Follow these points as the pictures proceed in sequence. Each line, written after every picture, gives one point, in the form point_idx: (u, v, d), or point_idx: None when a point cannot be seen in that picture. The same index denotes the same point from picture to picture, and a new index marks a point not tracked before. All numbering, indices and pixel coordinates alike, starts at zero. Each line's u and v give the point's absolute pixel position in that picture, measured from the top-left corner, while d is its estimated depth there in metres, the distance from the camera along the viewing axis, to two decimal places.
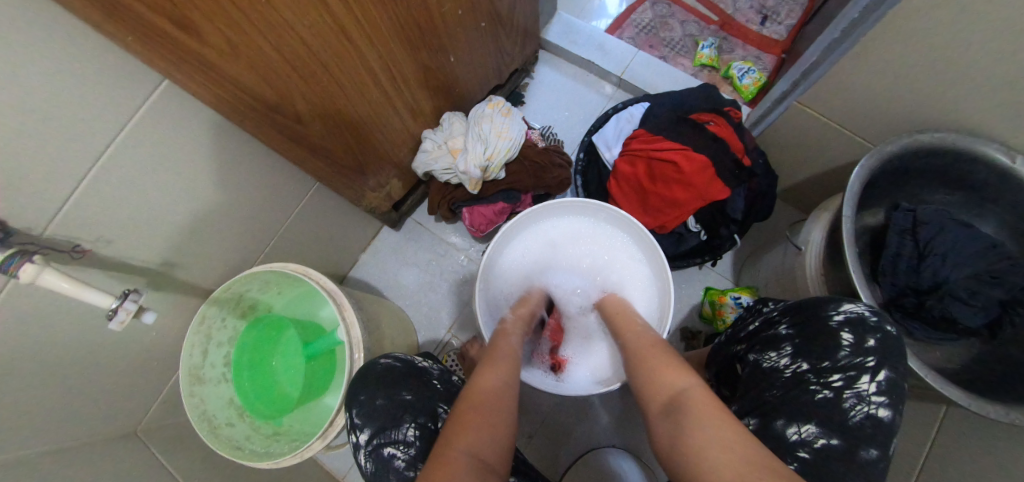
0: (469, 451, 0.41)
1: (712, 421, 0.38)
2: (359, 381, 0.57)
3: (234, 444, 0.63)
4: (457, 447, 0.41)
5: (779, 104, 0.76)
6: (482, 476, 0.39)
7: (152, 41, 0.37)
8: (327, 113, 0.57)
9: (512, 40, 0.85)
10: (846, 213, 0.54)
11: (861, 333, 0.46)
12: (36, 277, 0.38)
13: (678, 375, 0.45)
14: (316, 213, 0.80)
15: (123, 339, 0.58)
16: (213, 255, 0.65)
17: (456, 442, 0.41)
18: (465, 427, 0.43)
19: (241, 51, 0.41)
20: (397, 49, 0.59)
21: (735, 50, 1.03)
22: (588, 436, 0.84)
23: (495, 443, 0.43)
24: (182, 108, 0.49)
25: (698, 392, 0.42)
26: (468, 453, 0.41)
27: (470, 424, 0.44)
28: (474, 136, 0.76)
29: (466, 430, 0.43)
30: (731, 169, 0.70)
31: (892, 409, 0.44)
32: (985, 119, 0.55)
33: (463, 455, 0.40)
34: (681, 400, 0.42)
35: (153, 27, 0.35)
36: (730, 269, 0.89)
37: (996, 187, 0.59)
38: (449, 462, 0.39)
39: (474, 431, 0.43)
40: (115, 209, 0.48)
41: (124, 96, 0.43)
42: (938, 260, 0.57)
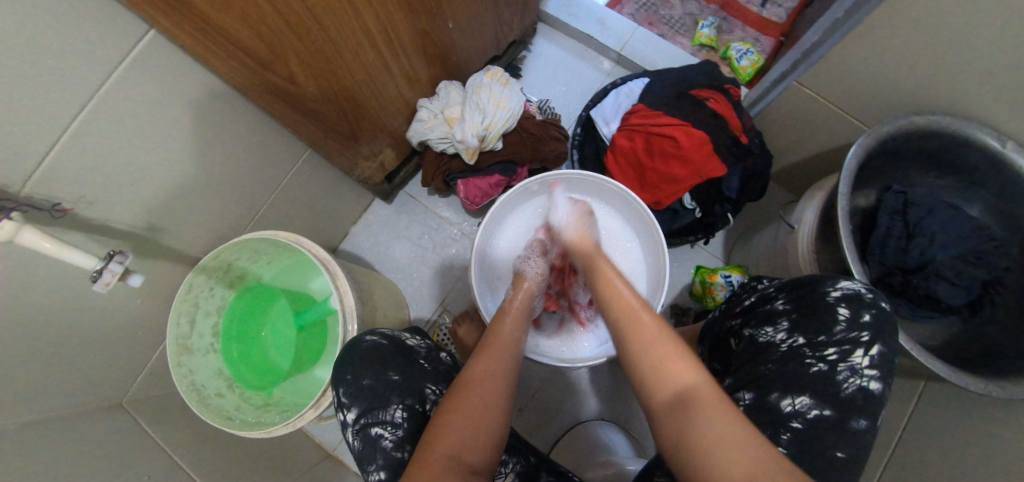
0: (452, 454, 0.42)
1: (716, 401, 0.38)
2: (346, 358, 0.55)
3: (224, 414, 0.63)
4: (439, 449, 0.42)
5: (777, 85, 0.76)
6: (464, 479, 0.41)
7: None
8: (322, 76, 0.55)
9: (511, 10, 0.82)
10: (842, 192, 0.55)
11: (856, 308, 0.47)
12: (14, 235, 0.36)
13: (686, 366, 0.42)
14: (306, 182, 0.78)
15: (105, 305, 0.55)
16: (200, 223, 0.63)
17: (437, 446, 0.42)
18: (449, 430, 0.43)
19: (234, 3, 0.39)
20: (395, 11, 0.57)
21: (734, 31, 1.02)
22: (578, 410, 0.86)
23: (479, 448, 0.44)
24: (169, 63, 0.46)
25: (707, 391, 0.39)
26: (449, 456, 0.42)
27: (454, 429, 0.43)
28: (472, 105, 0.74)
29: (444, 433, 0.43)
30: (728, 145, 0.70)
31: (882, 382, 0.45)
32: (980, 103, 0.56)
33: (445, 456, 0.42)
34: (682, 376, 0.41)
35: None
36: (722, 248, 0.90)
37: (983, 171, 0.61)
38: (432, 464, 0.41)
39: (456, 432, 0.43)
40: (96, 169, 0.46)
41: (107, 45, 0.40)
42: (926, 241, 0.59)
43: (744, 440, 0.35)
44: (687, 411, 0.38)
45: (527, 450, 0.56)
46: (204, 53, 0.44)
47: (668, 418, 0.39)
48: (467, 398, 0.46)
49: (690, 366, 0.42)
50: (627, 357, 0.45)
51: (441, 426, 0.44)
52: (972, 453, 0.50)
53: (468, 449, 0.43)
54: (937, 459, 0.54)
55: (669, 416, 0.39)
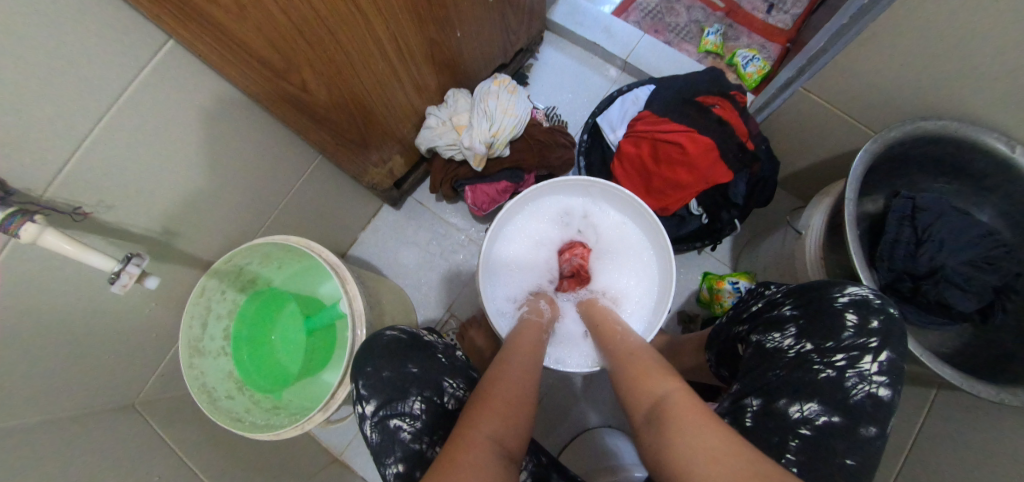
0: (497, 436, 0.40)
1: (688, 409, 0.39)
2: (366, 350, 0.56)
3: (233, 416, 0.64)
4: (480, 432, 0.39)
5: (784, 91, 0.76)
6: (506, 464, 0.38)
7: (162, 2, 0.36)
8: (333, 85, 0.56)
9: (519, 19, 0.84)
10: (848, 198, 0.55)
11: (865, 314, 0.47)
12: (37, 237, 0.38)
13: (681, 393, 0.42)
14: (316, 188, 0.79)
15: (121, 307, 0.57)
16: (213, 227, 0.64)
17: (479, 428, 0.40)
18: (489, 414, 0.41)
19: (250, 12, 0.40)
20: (405, 22, 0.58)
21: (740, 38, 1.02)
22: (585, 416, 0.86)
23: (517, 432, 0.42)
24: (187, 72, 0.48)
25: (679, 399, 0.41)
26: (493, 440, 0.39)
27: (495, 412, 0.42)
28: (480, 112, 0.76)
29: (485, 417, 0.41)
30: (735, 152, 0.70)
31: (892, 389, 0.45)
32: (990, 108, 0.56)
33: (488, 440, 0.39)
34: (657, 389, 0.44)
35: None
36: (729, 255, 0.89)
37: (993, 176, 0.60)
38: (477, 446, 0.38)
39: (496, 415, 0.42)
40: (115, 174, 0.47)
41: (128, 55, 0.42)
42: (936, 247, 0.59)
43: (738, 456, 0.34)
44: (662, 418, 0.40)
45: (539, 450, 0.56)
46: (222, 65, 0.46)
47: (647, 435, 0.40)
48: (495, 388, 0.45)
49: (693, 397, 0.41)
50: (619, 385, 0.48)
51: (478, 411, 0.42)
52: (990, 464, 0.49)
53: (507, 433, 0.41)
54: (952, 469, 0.53)
55: (647, 430, 0.40)
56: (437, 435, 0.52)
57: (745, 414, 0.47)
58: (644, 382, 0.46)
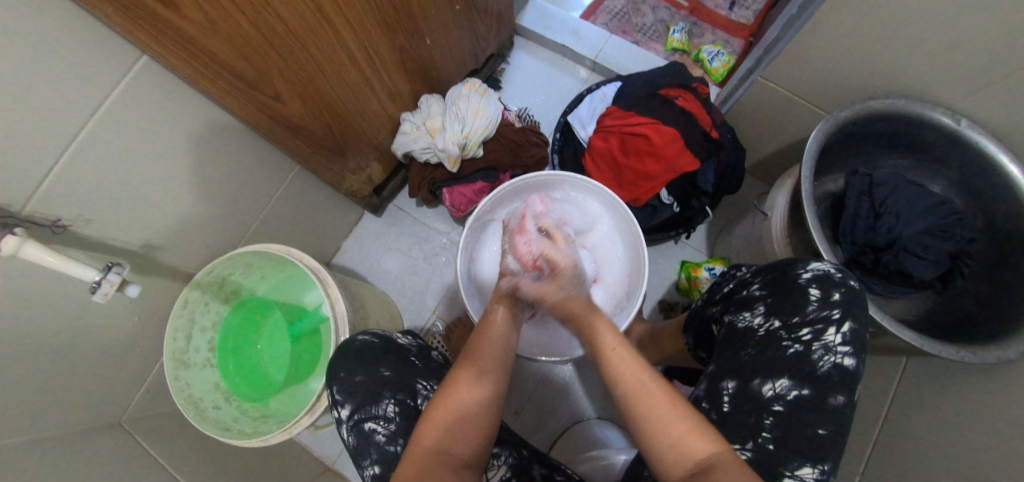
0: (442, 449, 0.43)
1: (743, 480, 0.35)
2: (338, 357, 0.57)
3: (222, 425, 0.64)
4: (428, 446, 0.43)
5: (745, 81, 0.79)
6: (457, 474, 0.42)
7: (131, 16, 0.38)
8: (306, 94, 0.58)
9: (487, 25, 0.87)
10: (805, 175, 0.58)
11: (827, 288, 0.48)
12: (17, 249, 0.39)
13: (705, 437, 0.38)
14: (296, 198, 0.80)
15: (103, 322, 0.57)
16: (194, 240, 0.65)
17: (421, 440, 0.44)
18: (437, 424, 0.45)
19: (219, 25, 0.42)
20: (374, 31, 0.61)
21: (704, 35, 1.06)
22: (573, 410, 0.87)
23: (467, 439, 0.45)
24: (161, 87, 0.49)
25: (727, 462, 0.36)
26: (438, 451, 0.43)
27: (442, 420, 0.45)
28: (452, 115, 0.78)
29: (432, 426, 0.44)
30: (699, 140, 0.72)
31: (856, 358, 0.46)
32: (932, 84, 0.59)
33: (435, 451, 0.43)
34: (698, 446, 0.38)
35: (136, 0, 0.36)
36: (705, 242, 0.92)
37: (943, 148, 0.63)
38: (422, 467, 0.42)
39: (444, 429, 0.44)
40: (93, 188, 0.48)
41: (100, 73, 0.43)
42: (893, 218, 0.61)
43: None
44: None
45: (520, 443, 0.56)
46: (194, 78, 0.47)
47: None
48: (455, 394, 0.47)
49: (710, 437, 0.38)
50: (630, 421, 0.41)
51: (434, 417, 0.45)
52: (959, 425, 0.51)
53: (454, 442, 0.44)
54: (924, 432, 0.54)
55: None
56: (409, 435, 0.52)
57: (722, 396, 0.48)
58: (666, 420, 0.39)
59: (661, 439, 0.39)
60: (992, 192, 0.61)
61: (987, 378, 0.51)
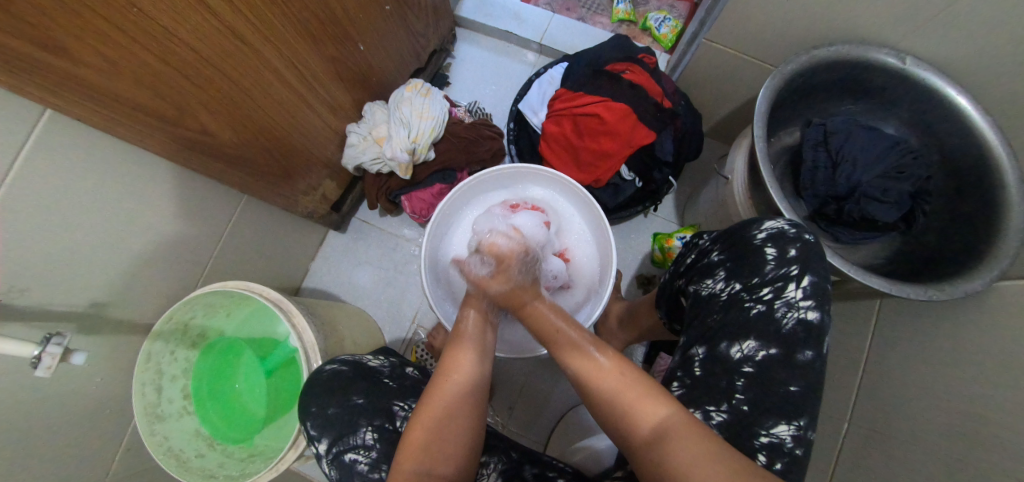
0: (422, 471, 0.42)
1: (694, 440, 0.36)
2: (307, 392, 0.55)
3: (207, 473, 0.62)
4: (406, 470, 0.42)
5: (693, 45, 0.78)
6: None
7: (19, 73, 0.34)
8: (237, 121, 0.55)
9: (423, 21, 0.84)
10: (756, 136, 0.58)
11: (782, 245, 0.48)
12: None
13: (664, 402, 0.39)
14: (251, 228, 0.78)
15: (62, 389, 0.55)
16: (145, 289, 0.62)
17: (400, 464, 0.43)
18: (415, 450, 0.43)
19: (118, 64, 0.39)
20: (298, 45, 0.57)
21: (649, 2, 1.04)
22: (567, 396, 0.87)
23: (446, 455, 0.44)
24: (71, 136, 0.46)
25: (680, 424, 0.37)
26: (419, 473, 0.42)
27: (419, 441, 0.43)
28: (396, 120, 0.75)
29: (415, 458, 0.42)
30: (652, 111, 0.71)
31: (820, 310, 0.46)
32: (873, 26, 0.58)
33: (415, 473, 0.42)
34: (655, 413, 0.38)
35: (24, 57, 0.33)
36: (674, 212, 0.91)
37: (892, 89, 0.63)
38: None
39: (423, 447, 0.43)
40: (19, 257, 0.45)
41: (1, 135, 0.40)
42: (849, 166, 0.61)
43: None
44: (668, 447, 0.36)
45: (507, 446, 0.56)
46: (105, 125, 0.44)
47: (647, 457, 0.37)
48: (434, 411, 0.45)
49: (665, 402, 0.39)
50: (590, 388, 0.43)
51: (412, 445, 0.43)
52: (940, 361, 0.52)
53: (434, 460, 0.43)
54: (906, 372, 0.55)
55: (648, 454, 0.37)
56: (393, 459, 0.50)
57: (694, 364, 0.48)
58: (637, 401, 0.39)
59: (628, 416, 0.39)
60: (942, 125, 0.61)
61: (971, 314, 0.51)
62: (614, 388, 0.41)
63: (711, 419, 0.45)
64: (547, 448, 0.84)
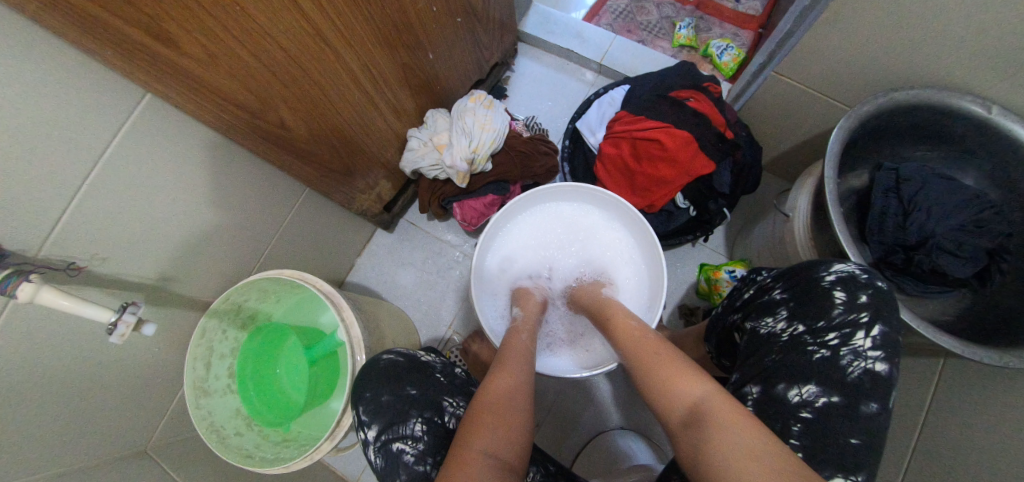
0: (490, 453, 0.40)
1: (731, 413, 0.37)
2: (363, 377, 0.57)
3: (244, 452, 0.64)
4: (474, 447, 0.40)
5: (758, 77, 0.76)
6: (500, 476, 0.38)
7: (111, 40, 0.35)
8: (313, 119, 0.57)
9: (489, 34, 0.86)
10: (828, 176, 0.56)
11: (853, 290, 0.47)
12: (33, 295, 0.38)
13: (693, 379, 0.42)
14: (308, 220, 0.80)
15: (124, 355, 0.58)
16: (209, 269, 0.65)
17: (472, 444, 0.40)
18: (484, 429, 0.42)
19: (215, 56, 0.41)
20: (375, 49, 0.59)
21: (712, 29, 1.03)
22: (596, 420, 0.85)
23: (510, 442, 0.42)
24: (168, 122, 0.49)
25: (717, 401, 0.39)
26: (484, 453, 0.39)
27: (487, 425, 0.42)
28: (458, 129, 0.77)
29: (480, 434, 0.41)
30: (714, 141, 0.70)
31: (888, 363, 0.44)
32: (961, 73, 0.56)
33: (480, 453, 0.39)
34: (690, 390, 0.41)
35: (116, 28, 0.34)
36: (723, 244, 0.89)
37: (975, 139, 0.60)
38: (471, 461, 0.38)
39: (489, 430, 0.42)
40: (106, 229, 0.48)
41: (108, 115, 0.43)
42: (924, 215, 0.57)
43: (759, 459, 0.33)
44: (703, 423, 0.38)
45: (546, 459, 0.55)
46: (195, 112, 0.46)
47: (687, 437, 0.38)
48: (492, 397, 0.45)
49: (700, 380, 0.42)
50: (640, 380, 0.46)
51: (477, 426, 0.42)
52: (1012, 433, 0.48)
53: (500, 445, 0.41)
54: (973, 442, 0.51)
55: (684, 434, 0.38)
56: (440, 454, 0.51)
57: (747, 403, 0.46)
58: (675, 380, 0.43)
59: (667, 392, 0.42)
60: None
61: None
62: (657, 375, 0.44)
63: None
64: (572, 470, 0.82)
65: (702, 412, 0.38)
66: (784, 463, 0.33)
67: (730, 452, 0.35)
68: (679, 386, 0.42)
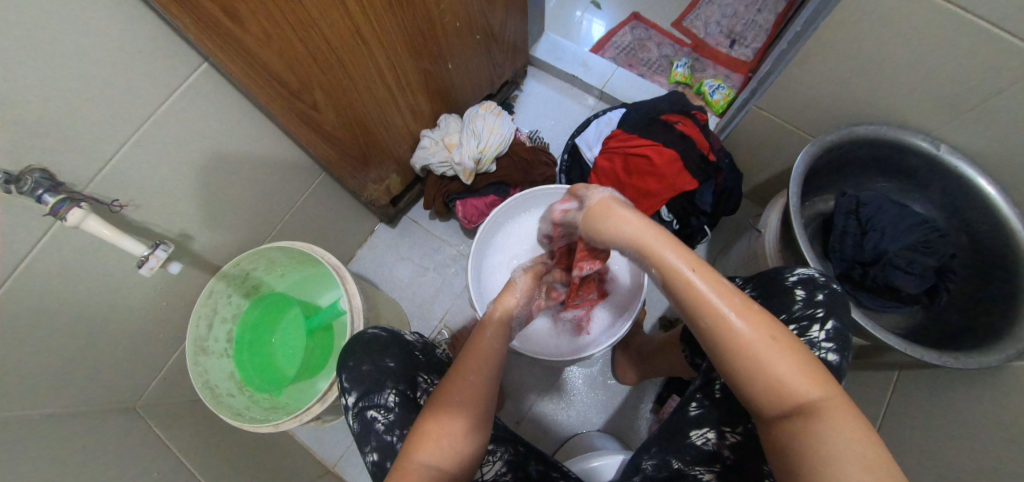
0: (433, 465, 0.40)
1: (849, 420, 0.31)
2: (350, 347, 0.60)
3: (234, 410, 0.67)
4: (417, 457, 0.40)
5: (743, 110, 0.85)
6: None
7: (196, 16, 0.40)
8: (340, 105, 0.63)
9: (503, 54, 0.95)
10: (793, 192, 0.62)
11: (811, 289, 0.51)
12: (81, 221, 0.43)
13: (813, 377, 0.33)
14: (319, 204, 0.86)
15: (135, 304, 0.61)
16: (223, 234, 0.70)
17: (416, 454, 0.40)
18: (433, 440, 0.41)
19: (271, 36, 0.47)
20: (401, 51, 0.67)
21: (707, 70, 1.13)
22: (574, 422, 0.88)
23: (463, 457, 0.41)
24: (214, 91, 0.55)
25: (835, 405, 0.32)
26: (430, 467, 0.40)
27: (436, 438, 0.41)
28: (468, 132, 0.85)
29: (434, 437, 0.41)
30: (698, 162, 0.78)
31: (840, 354, 0.48)
32: (916, 114, 0.63)
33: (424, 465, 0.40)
34: (811, 395, 0.32)
35: (202, 8, 0.39)
36: (704, 262, 0.95)
37: (926, 173, 0.67)
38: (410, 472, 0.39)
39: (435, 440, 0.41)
40: (143, 179, 0.53)
41: (166, 77, 0.49)
42: (878, 235, 0.64)
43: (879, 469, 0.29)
44: (819, 426, 0.31)
45: (515, 441, 0.57)
46: (249, 86, 0.51)
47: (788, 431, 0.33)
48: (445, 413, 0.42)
49: (814, 376, 0.33)
50: (723, 351, 0.35)
51: (428, 432, 0.41)
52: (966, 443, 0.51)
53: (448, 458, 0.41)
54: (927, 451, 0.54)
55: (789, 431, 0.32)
56: (406, 426, 0.54)
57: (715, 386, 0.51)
58: (788, 373, 0.33)
59: (778, 389, 0.33)
60: (972, 212, 0.64)
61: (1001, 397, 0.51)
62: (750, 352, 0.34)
63: (726, 439, 0.48)
64: (555, 456, 0.85)
65: (761, 354, 0.33)
66: (839, 415, 0.31)
67: (789, 402, 0.33)
68: (717, 311, 0.35)
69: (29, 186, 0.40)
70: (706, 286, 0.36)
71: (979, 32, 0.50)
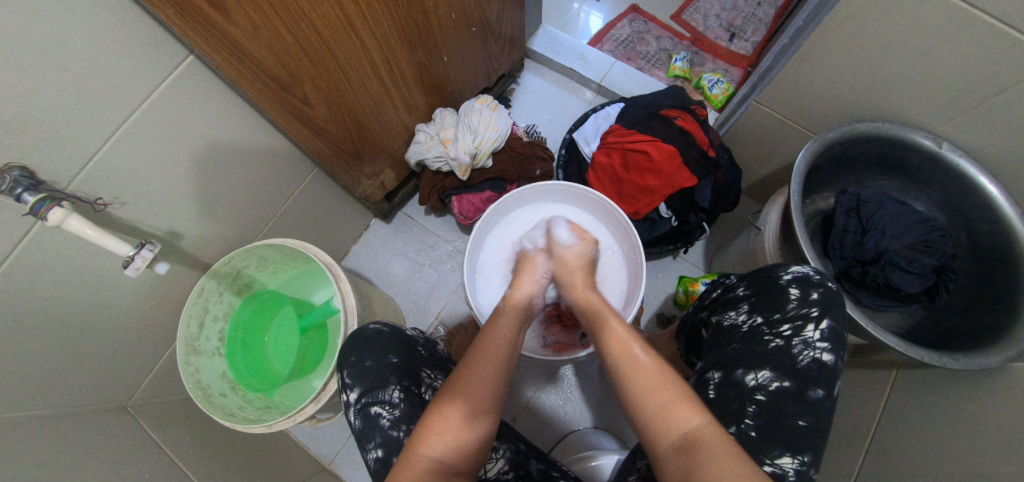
0: (435, 456, 0.40)
1: (722, 447, 0.36)
2: (351, 342, 0.59)
3: (227, 411, 0.66)
4: (421, 450, 0.41)
5: (741, 106, 0.84)
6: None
7: (181, 8, 0.38)
8: (331, 99, 0.61)
9: (500, 46, 0.93)
10: (794, 190, 0.62)
11: (806, 288, 0.50)
12: (62, 221, 0.42)
13: (688, 408, 0.39)
14: (312, 199, 0.84)
15: (122, 303, 0.60)
16: (214, 231, 0.68)
17: (418, 446, 0.41)
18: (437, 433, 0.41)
19: (261, 29, 0.45)
20: (395, 44, 0.65)
21: (705, 64, 1.12)
22: (571, 419, 0.88)
23: (466, 454, 0.42)
24: (202, 85, 0.53)
25: (710, 431, 0.37)
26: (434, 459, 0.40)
27: (439, 429, 0.41)
28: (464, 126, 0.84)
29: (439, 432, 0.41)
30: (697, 158, 0.77)
31: (835, 354, 0.48)
32: (917, 111, 0.63)
33: (427, 458, 0.40)
34: (686, 419, 0.39)
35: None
36: (702, 259, 0.95)
37: (928, 170, 0.67)
38: (412, 465, 0.40)
39: (438, 433, 0.41)
40: (129, 175, 0.51)
41: (150, 70, 0.47)
42: (879, 233, 0.65)
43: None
44: (699, 453, 0.36)
45: (518, 438, 0.57)
46: (237, 80, 0.49)
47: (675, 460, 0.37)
48: (451, 388, 0.44)
49: (693, 408, 0.39)
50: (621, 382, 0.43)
51: (431, 426, 0.42)
52: (966, 444, 0.51)
53: (452, 450, 0.41)
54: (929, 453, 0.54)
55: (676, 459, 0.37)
56: (412, 422, 0.53)
57: (709, 386, 0.50)
58: (667, 404, 0.39)
59: (657, 419, 0.39)
60: (973, 209, 0.64)
61: (1002, 397, 0.51)
62: (636, 383, 0.42)
63: None
64: (551, 454, 0.86)
65: (645, 384, 0.41)
66: (712, 441, 0.37)
67: (669, 425, 0.39)
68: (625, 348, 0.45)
69: (8, 184, 0.38)
70: (635, 351, 0.44)
71: (983, 28, 0.49)
